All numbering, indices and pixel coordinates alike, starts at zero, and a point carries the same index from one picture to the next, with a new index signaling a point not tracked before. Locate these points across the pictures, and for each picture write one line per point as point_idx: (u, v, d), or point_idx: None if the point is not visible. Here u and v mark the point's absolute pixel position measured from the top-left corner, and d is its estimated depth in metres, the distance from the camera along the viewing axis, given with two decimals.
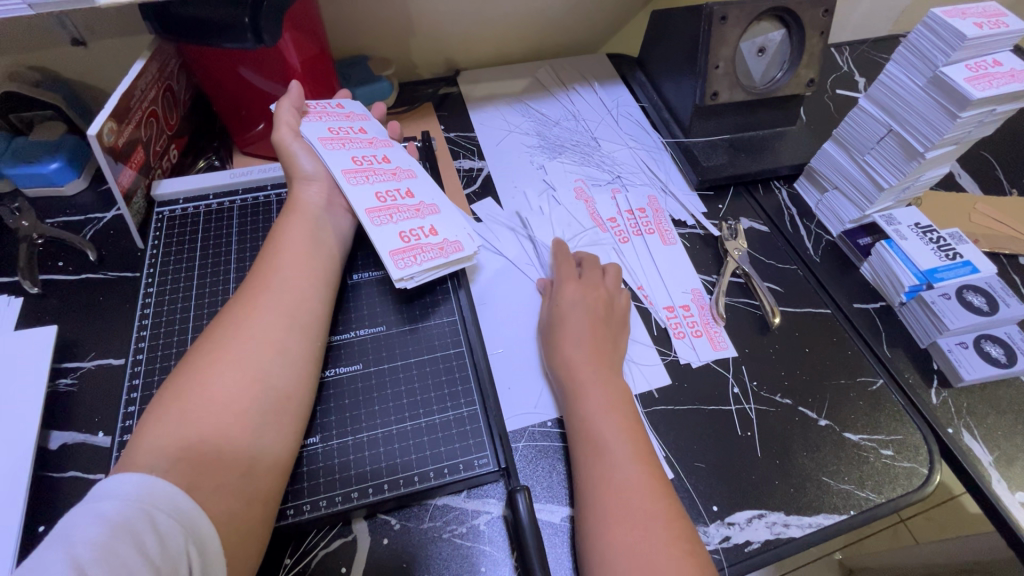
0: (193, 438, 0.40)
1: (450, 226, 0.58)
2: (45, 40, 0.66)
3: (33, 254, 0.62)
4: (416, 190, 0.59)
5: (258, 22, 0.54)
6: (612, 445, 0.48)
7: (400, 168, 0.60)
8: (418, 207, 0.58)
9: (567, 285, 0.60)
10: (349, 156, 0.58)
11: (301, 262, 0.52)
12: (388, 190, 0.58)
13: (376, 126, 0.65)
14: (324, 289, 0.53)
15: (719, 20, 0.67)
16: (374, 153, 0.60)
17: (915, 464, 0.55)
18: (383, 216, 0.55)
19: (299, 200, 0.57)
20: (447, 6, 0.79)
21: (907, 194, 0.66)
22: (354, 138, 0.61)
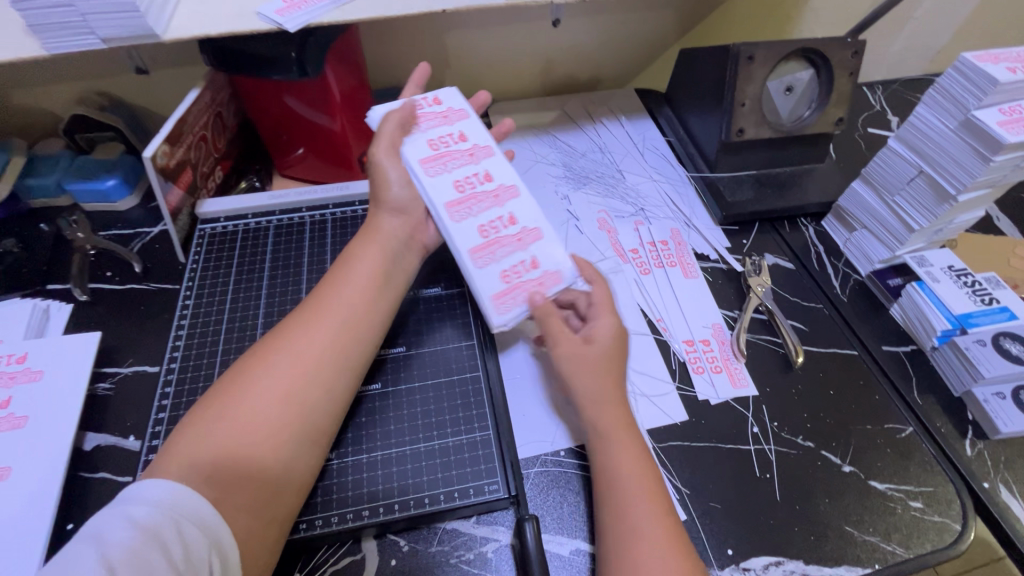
0: (224, 459, 0.41)
1: (553, 254, 0.54)
2: (112, 69, 0.73)
3: (85, 264, 0.67)
4: (519, 213, 0.55)
5: (303, 56, 0.59)
6: (632, 492, 0.46)
7: (502, 187, 0.56)
8: (520, 236, 0.55)
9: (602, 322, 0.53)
10: (451, 182, 0.55)
11: (350, 288, 0.52)
12: (491, 220, 0.54)
13: (477, 127, 0.60)
14: (376, 316, 0.53)
15: (747, 59, 0.68)
16: (477, 171, 0.57)
17: (947, 519, 0.52)
18: (486, 256, 0.53)
19: (376, 226, 0.57)
20: (482, 42, 0.83)
21: (939, 236, 0.65)
22: (454, 152, 0.57)
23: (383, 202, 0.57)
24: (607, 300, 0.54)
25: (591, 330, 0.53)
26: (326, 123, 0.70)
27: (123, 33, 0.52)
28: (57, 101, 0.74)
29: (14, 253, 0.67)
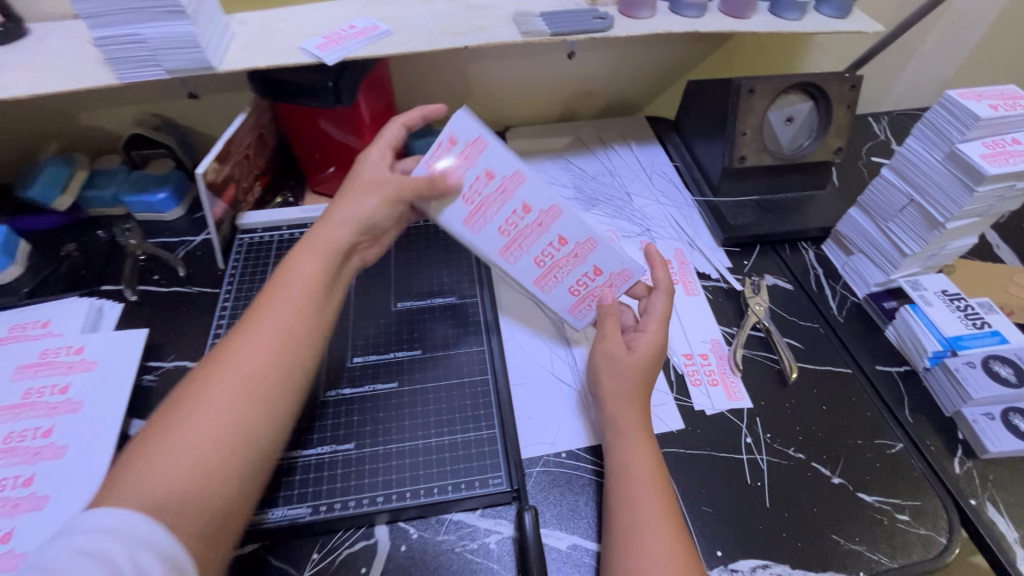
0: (168, 493, 0.37)
1: (609, 260, 0.61)
2: (169, 95, 0.81)
3: (136, 268, 0.74)
4: (566, 231, 0.60)
5: (339, 85, 0.65)
6: (638, 489, 0.50)
7: (544, 212, 0.59)
8: (575, 251, 0.60)
9: (652, 329, 0.59)
10: (497, 229, 0.59)
11: (293, 296, 0.48)
12: (544, 249, 0.60)
13: (500, 155, 0.56)
14: (320, 325, 0.49)
15: (747, 92, 0.73)
16: (516, 206, 0.58)
17: (932, 532, 0.54)
18: (550, 281, 0.62)
19: (319, 236, 0.53)
20: (501, 73, 0.90)
21: (933, 261, 0.68)
22: (489, 197, 0.57)
23: (335, 213, 0.54)
24: (664, 310, 0.60)
25: (636, 340, 0.59)
26: (356, 145, 0.76)
27: (186, 65, 0.59)
28: (118, 121, 0.82)
29: (73, 257, 0.75)
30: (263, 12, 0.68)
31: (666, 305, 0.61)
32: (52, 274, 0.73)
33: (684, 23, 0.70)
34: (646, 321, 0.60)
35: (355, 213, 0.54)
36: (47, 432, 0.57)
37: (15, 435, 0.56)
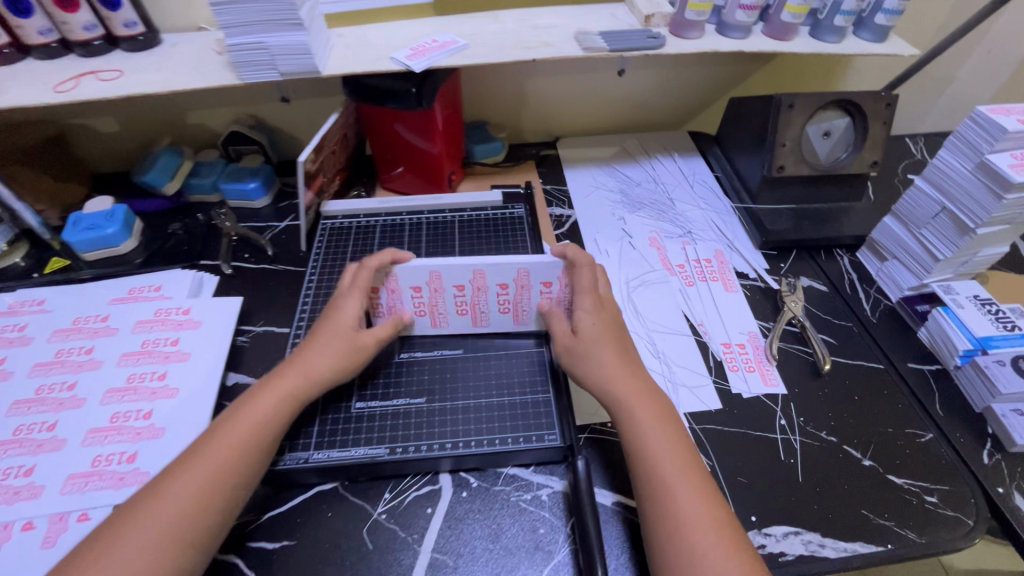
0: None
1: (543, 272, 0.67)
2: (265, 99, 0.92)
3: (230, 246, 0.84)
4: (498, 276, 0.67)
5: (421, 90, 0.74)
6: (664, 452, 0.52)
7: (472, 278, 0.67)
8: (518, 281, 0.67)
9: (584, 296, 0.63)
10: (456, 314, 0.68)
11: (229, 445, 0.52)
12: (500, 300, 0.68)
13: (409, 270, 0.66)
14: (252, 470, 0.52)
15: (787, 106, 0.79)
16: (452, 290, 0.67)
17: (960, 514, 0.57)
18: (523, 316, 0.69)
19: (276, 382, 0.57)
20: (555, 89, 0.98)
21: (966, 267, 0.72)
22: (431, 300, 0.68)
23: (297, 361, 0.59)
24: (590, 279, 0.64)
25: (581, 321, 0.61)
26: (426, 148, 0.85)
27: (296, 68, 0.69)
28: (220, 120, 0.94)
29: (178, 235, 0.85)
30: (357, 27, 0.78)
31: (591, 273, 0.64)
32: (159, 249, 0.84)
33: (729, 43, 0.77)
34: (583, 296, 0.63)
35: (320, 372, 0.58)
36: (162, 376, 0.65)
37: (135, 377, 0.65)
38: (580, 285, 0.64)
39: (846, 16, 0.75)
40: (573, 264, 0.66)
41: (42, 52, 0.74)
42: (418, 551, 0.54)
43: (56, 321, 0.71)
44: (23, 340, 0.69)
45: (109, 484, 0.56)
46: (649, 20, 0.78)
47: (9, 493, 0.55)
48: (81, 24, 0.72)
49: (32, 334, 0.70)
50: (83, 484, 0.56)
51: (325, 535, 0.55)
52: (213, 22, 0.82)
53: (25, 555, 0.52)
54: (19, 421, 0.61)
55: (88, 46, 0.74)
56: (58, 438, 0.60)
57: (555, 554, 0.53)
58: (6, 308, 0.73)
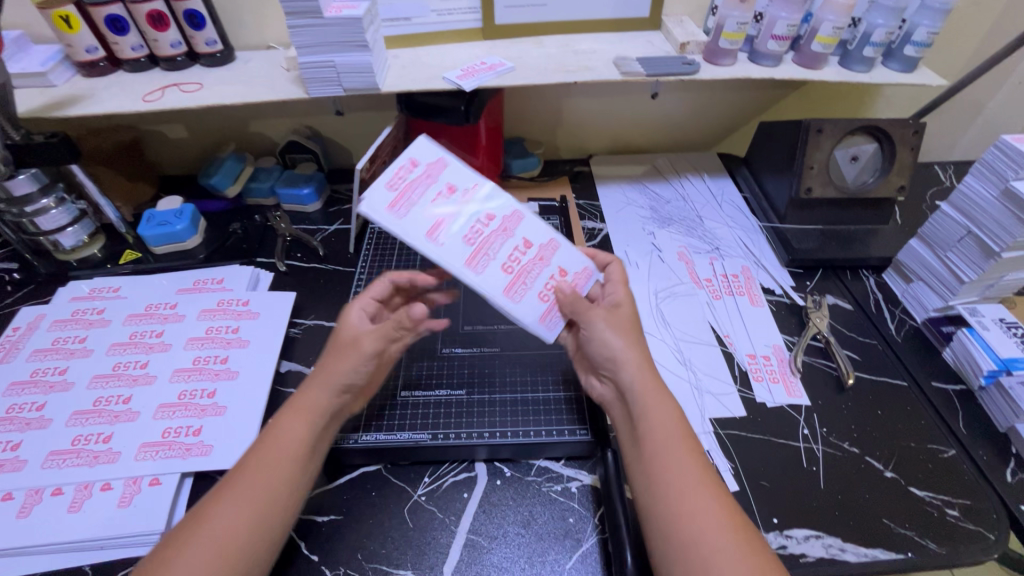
0: None
1: (570, 260, 0.64)
2: (322, 112, 0.99)
3: (284, 246, 0.90)
4: (530, 236, 0.63)
5: (469, 109, 0.80)
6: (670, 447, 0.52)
7: (507, 217, 0.63)
8: (540, 253, 0.63)
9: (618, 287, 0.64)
10: (461, 239, 0.60)
11: (274, 459, 0.51)
12: (511, 256, 0.62)
13: (461, 173, 0.63)
14: (299, 478, 0.52)
15: (816, 131, 0.83)
16: (480, 214, 0.62)
17: (982, 529, 0.58)
18: (518, 289, 0.61)
19: (304, 398, 0.55)
20: (591, 110, 1.03)
21: (992, 291, 0.73)
22: (451, 209, 0.61)
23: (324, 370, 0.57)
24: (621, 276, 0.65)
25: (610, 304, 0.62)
26: (469, 161, 0.91)
27: (359, 85, 0.76)
28: (280, 131, 1.02)
29: (237, 234, 0.92)
30: (413, 48, 0.85)
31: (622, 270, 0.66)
32: (220, 246, 0.90)
33: (760, 70, 0.81)
34: (610, 285, 0.64)
35: (343, 377, 0.57)
36: (224, 360, 0.71)
37: (201, 359, 0.71)
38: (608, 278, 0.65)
39: (875, 48, 0.78)
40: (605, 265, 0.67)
41: (133, 65, 0.82)
42: (454, 532, 0.57)
43: (131, 307, 0.78)
44: (101, 322, 0.75)
45: (178, 453, 0.62)
46: (685, 48, 0.83)
47: (90, 457, 0.61)
48: (169, 42, 0.80)
49: (109, 317, 0.76)
50: (155, 452, 0.61)
51: (369, 513, 0.59)
52: (282, 41, 0.90)
53: (104, 513, 0.57)
54: (98, 394, 0.67)
55: (173, 61, 0.82)
56: (132, 410, 0.65)
57: (584, 542, 0.57)
58: (85, 294, 0.80)
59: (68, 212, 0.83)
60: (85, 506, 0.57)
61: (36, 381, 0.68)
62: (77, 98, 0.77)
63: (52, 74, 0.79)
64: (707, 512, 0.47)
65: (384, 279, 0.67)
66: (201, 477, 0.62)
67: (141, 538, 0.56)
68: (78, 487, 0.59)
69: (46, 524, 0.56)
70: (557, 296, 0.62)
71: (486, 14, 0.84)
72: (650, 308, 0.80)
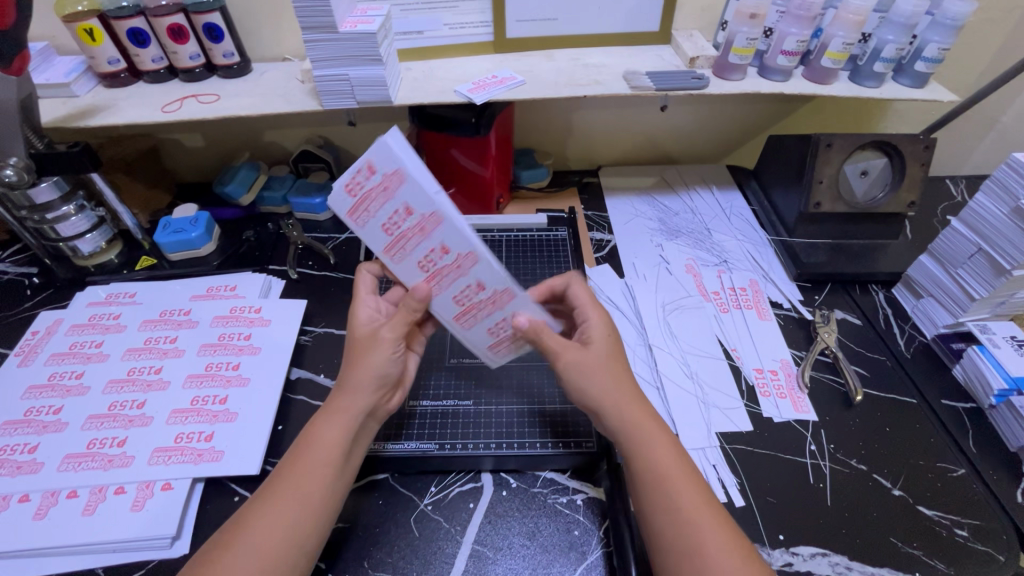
0: None
1: (527, 314, 0.60)
2: (335, 122, 1.01)
3: (296, 253, 0.92)
4: (485, 280, 0.58)
5: (479, 121, 0.82)
6: (671, 471, 0.52)
7: (461, 255, 0.57)
8: (493, 298, 0.60)
9: (590, 313, 0.61)
10: (414, 264, 0.59)
11: (313, 467, 0.53)
12: (462, 292, 0.59)
13: (417, 192, 0.54)
14: (335, 486, 0.53)
15: (825, 146, 0.83)
16: (434, 245, 0.57)
17: (992, 550, 0.57)
18: (469, 320, 0.62)
19: (338, 405, 0.56)
20: (599, 121, 1.04)
21: (1003, 308, 0.73)
22: (407, 231, 0.56)
23: (357, 372, 0.57)
24: (590, 296, 0.64)
25: (588, 333, 0.60)
26: (479, 172, 0.92)
27: (372, 98, 0.77)
28: (294, 140, 1.03)
29: (250, 241, 0.94)
30: (425, 62, 0.86)
31: (588, 292, 0.64)
32: (233, 253, 0.92)
33: (769, 85, 0.82)
34: (583, 312, 0.62)
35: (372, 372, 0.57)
36: (236, 366, 0.72)
37: (213, 365, 0.72)
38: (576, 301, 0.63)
39: (885, 63, 0.78)
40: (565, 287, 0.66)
41: (152, 77, 0.84)
42: (460, 542, 0.58)
43: (146, 313, 0.80)
44: (118, 327, 0.77)
45: (190, 458, 0.63)
46: (694, 62, 0.84)
47: (105, 461, 0.62)
48: (188, 54, 0.82)
49: (125, 323, 0.78)
50: (167, 457, 0.63)
51: (376, 521, 0.60)
52: (297, 53, 0.92)
53: (117, 516, 0.58)
54: (113, 398, 0.68)
55: (191, 73, 0.84)
56: (146, 415, 0.67)
57: (589, 555, 0.57)
58: (103, 299, 0.82)
59: (87, 218, 0.84)
60: (99, 509, 0.58)
61: (53, 385, 0.70)
62: (99, 108, 0.79)
63: (75, 85, 0.81)
64: (712, 537, 0.48)
65: (362, 272, 0.66)
66: (211, 483, 0.63)
67: (153, 542, 0.57)
68: (92, 490, 0.60)
69: (60, 526, 0.57)
70: (506, 338, 0.62)
71: (498, 27, 0.85)
72: (656, 321, 0.81)
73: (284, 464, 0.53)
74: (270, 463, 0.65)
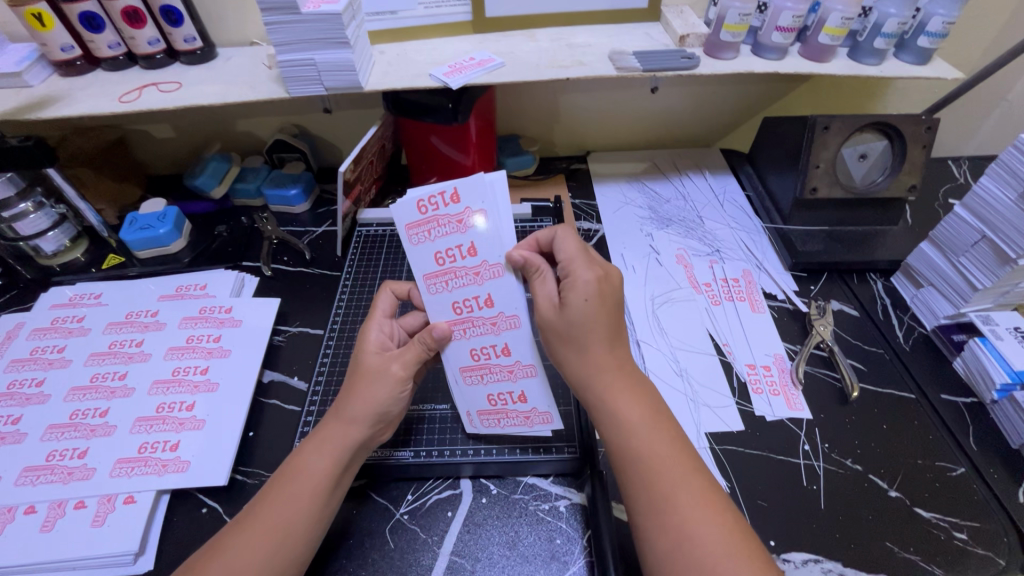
0: None
1: (538, 395, 0.60)
2: (310, 109, 0.96)
3: (270, 249, 0.88)
4: (513, 347, 0.58)
5: (457, 106, 0.77)
6: (672, 476, 0.47)
7: (502, 316, 0.57)
8: (512, 367, 0.59)
9: (579, 267, 0.53)
10: (449, 302, 0.57)
11: (291, 496, 0.50)
12: (484, 347, 0.59)
13: (491, 239, 0.55)
14: (317, 517, 0.50)
15: (822, 128, 0.78)
16: (480, 291, 0.56)
17: (992, 554, 0.55)
18: (474, 376, 0.60)
19: (329, 433, 0.53)
20: (587, 105, 0.99)
21: (1006, 298, 0.70)
22: (459, 269, 0.56)
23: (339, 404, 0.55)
24: (578, 248, 0.55)
25: (573, 288, 0.52)
26: (461, 160, 0.89)
27: (341, 84, 0.73)
28: (268, 129, 0.99)
29: (222, 237, 0.90)
30: (400, 44, 0.82)
31: (579, 244, 0.56)
32: (205, 249, 0.88)
33: (764, 64, 0.77)
34: (572, 268, 0.54)
35: (364, 405, 0.54)
36: (204, 370, 0.69)
37: (180, 370, 0.69)
38: (564, 252, 0.55)
39: (886, 39, 0.74)
40: (551, 237, 0.58)
41: (110, 64, 0.79)
42: (437, 553, 0.55)
43: (111, 314, 0.76)
44: (81, 331, 0.74)
45: (153, 470, 0.60)
46: (684, 40, 0.79)
47: (64, 474, 0.60)
48: (146, 39, 0.77)
49: (89, 326, 0.75)
50: (130, 469, 0.60)
51: (349, 532, 0.57)
52: (265, 37, 0.87)
53: (77, 531, 0.56)
54: (74, 407, 0.66)
55: (152, 59, 0.79)
56: (109, 424, 0.64)
57: (571, 565, 0.54)
58: (67, 301, 0.78)
59: (47, 216, 0.81)
60: (57, 525, 0.56)
61: (12, 393, 0.67)
62: (52, 99, 0.75)
63: (27, 75, 0.76)
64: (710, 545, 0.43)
65: (383, 291, 0.63)
66: (178, 493, 0.60)
67: (113, 559, 0.54)
68: (51, 505, 0.57)
69: (15, 545, 0.54)
70: (502, 409, 0.61)
71: (476, 6, 0.80)
72: (645, 316, 0.77)
73: (263, 497, 0.50)
74: (238, 472, 0.62)
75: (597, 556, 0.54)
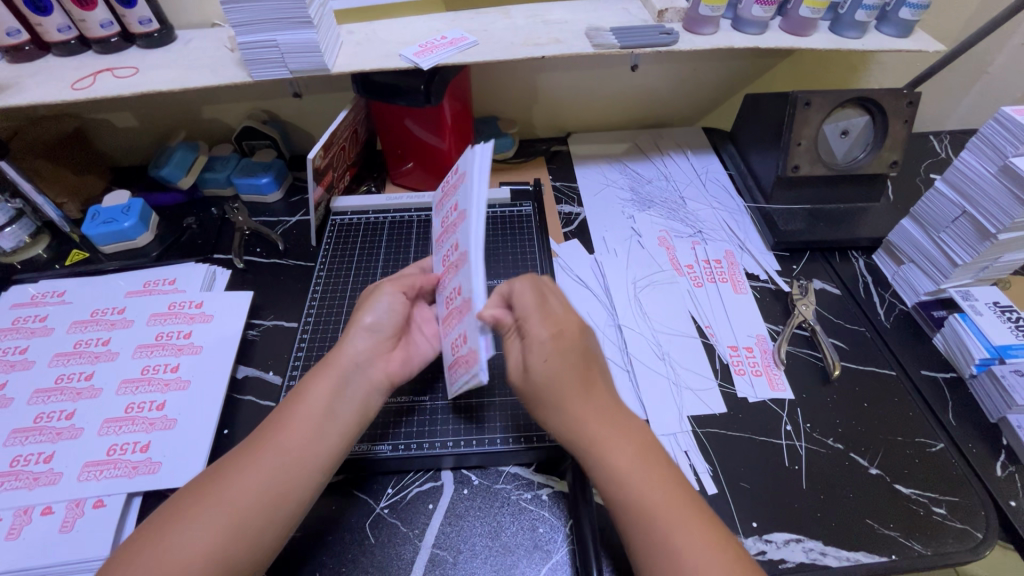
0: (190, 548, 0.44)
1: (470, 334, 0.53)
2: (278, 94, 0.92)
3: (243, 240, 0.85)
4: (462, 289, 0.57)
5: (429, 88, 0.74)
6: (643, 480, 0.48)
7: (459, 261, 0.58)
8: (462, 309, 0.57)
9: (531, 325, 0.54)
10: (442, 258, 0.65)
11: (297, 419, 0.52)
12: (450, 294, 0.60)
13: (463, 193, 0.59)
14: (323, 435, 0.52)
15: (804, 105, 0.77)
16: (454, 242, 0.60)
17: (970, 527, 0.55)
18: (450, 325, 0.60)
19: (331, 362, 0.57)
20: (565, 84, 0.97)
21: (985, 273, 0.69)
22: (450, 226, 0.63)
23: (335, 356, 0.57)
24: (535, 302, 0.55)
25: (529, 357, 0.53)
26: (436, 144, 0.86)
27: (306, 66, 0.70)
28: (236, 116, 0.95)
29: (192, 229, 0.87)
30: (370, 23, 0.78)
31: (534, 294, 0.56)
32: (174, 243, 0.86)
33: (744, 39, 0.75)
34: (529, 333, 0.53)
35: None
36: (175, 368, 0.67)
37: (149, 368, 0.67)
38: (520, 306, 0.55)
39: (868, 11, 0.72)
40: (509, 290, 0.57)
41: (61, 49, 0.75)
42: (419, 546, 0.55)
43: (76, 313, 0.73)
44: (44, 331, 0.71)
45: (124, 472, 0.58)
46: (663, 15, 0.77)
47: (30, 479, 0.57)
48: (98, 22, 0.73)
49: (52, 325, 0.72)
50: (99, 472, 0.58)
51: (328, 529, 0.56)
52: (225, 18, 0.83)
53: (45, 537, 0.54)
54: (39, 410, 0.63)
55: (105, 43, 0.75)
56: (76, 426, 0.62)
57: (554, 553, 0.54)
58: (28, 300, 0.75)
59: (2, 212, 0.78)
60: (24, 533, 0.54)
61: None
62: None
63: None
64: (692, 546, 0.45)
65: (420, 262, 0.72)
66: (150, 495, 0.59)
67: (83, 564, 0.53)
68: (17, 512, 0.55)
69: None
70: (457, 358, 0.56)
71: None
72: (624, 300, 0.76)
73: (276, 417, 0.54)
74: None
75: (578, 545, 0.53)
